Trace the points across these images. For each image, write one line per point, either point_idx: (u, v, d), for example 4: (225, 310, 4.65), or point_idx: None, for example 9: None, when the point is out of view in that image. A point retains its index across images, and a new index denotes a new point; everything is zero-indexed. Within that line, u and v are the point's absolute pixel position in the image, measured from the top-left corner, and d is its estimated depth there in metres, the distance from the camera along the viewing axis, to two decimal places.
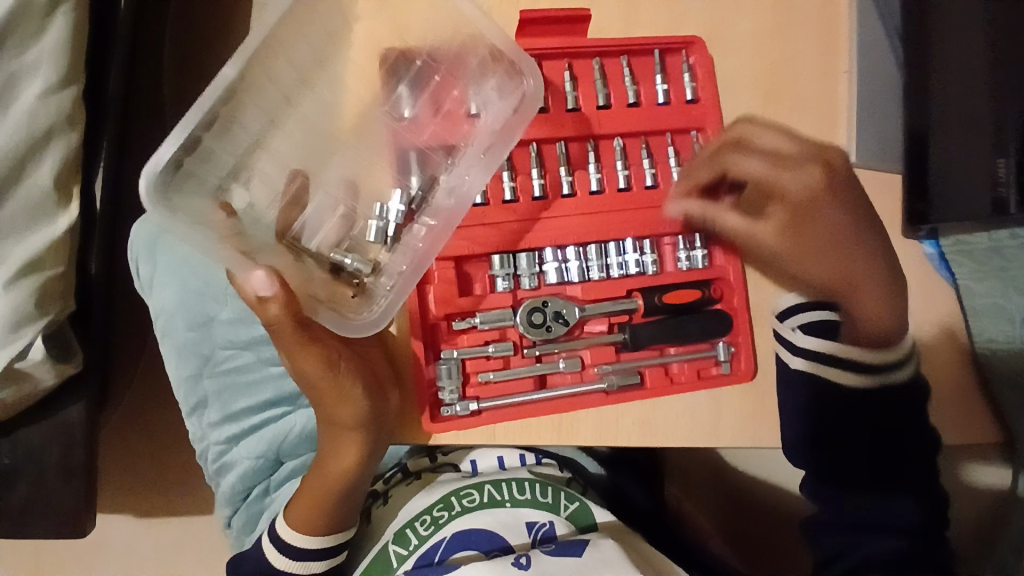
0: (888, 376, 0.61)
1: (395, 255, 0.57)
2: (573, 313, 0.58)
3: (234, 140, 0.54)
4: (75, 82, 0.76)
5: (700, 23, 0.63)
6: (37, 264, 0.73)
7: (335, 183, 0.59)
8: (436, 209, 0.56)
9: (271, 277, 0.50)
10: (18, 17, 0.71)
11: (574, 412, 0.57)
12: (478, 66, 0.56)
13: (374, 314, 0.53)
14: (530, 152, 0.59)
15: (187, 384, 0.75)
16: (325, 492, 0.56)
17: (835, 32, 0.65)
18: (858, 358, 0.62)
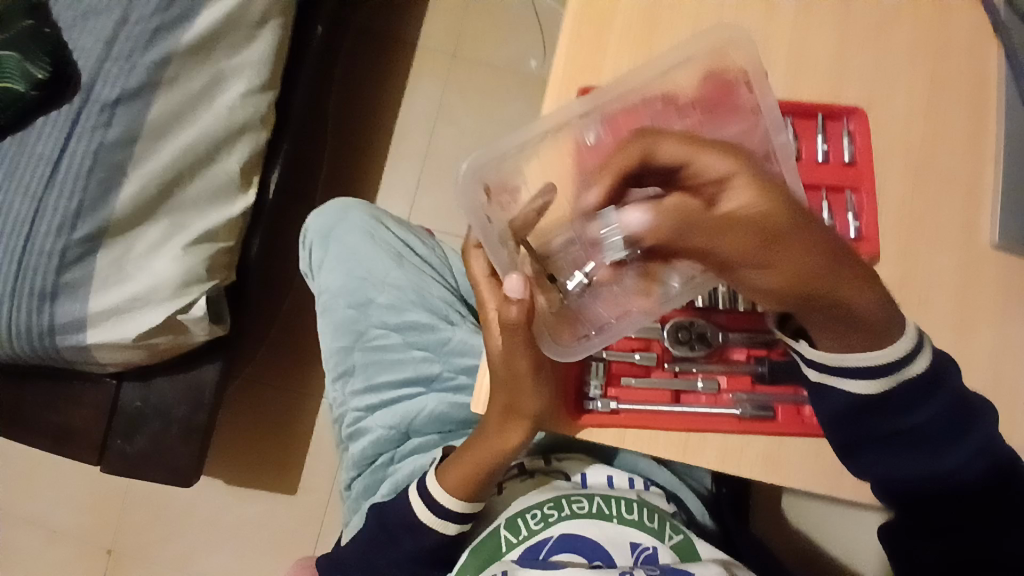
0: (906, 366, 0.52)
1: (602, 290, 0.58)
2: (717, 336, 0.62)
3: (516, 147, 0.56)
4: (269, 87, 1.03)
5: (861, 95, 0.68)
6: (213, 237, 0.99)
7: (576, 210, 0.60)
8: None
9: (523, 282, 0.54)
10: (234, 27, 0.97)
11: (703, 431, 0.61)
12: None
13: (584, 344, 0.57)
14: (819, 199, 0.65)
15: (339, 354, 0.85)
16: (481, 461, 0.65)
17: (988, 120, 0.69)
18: (870, 365, 0.52)
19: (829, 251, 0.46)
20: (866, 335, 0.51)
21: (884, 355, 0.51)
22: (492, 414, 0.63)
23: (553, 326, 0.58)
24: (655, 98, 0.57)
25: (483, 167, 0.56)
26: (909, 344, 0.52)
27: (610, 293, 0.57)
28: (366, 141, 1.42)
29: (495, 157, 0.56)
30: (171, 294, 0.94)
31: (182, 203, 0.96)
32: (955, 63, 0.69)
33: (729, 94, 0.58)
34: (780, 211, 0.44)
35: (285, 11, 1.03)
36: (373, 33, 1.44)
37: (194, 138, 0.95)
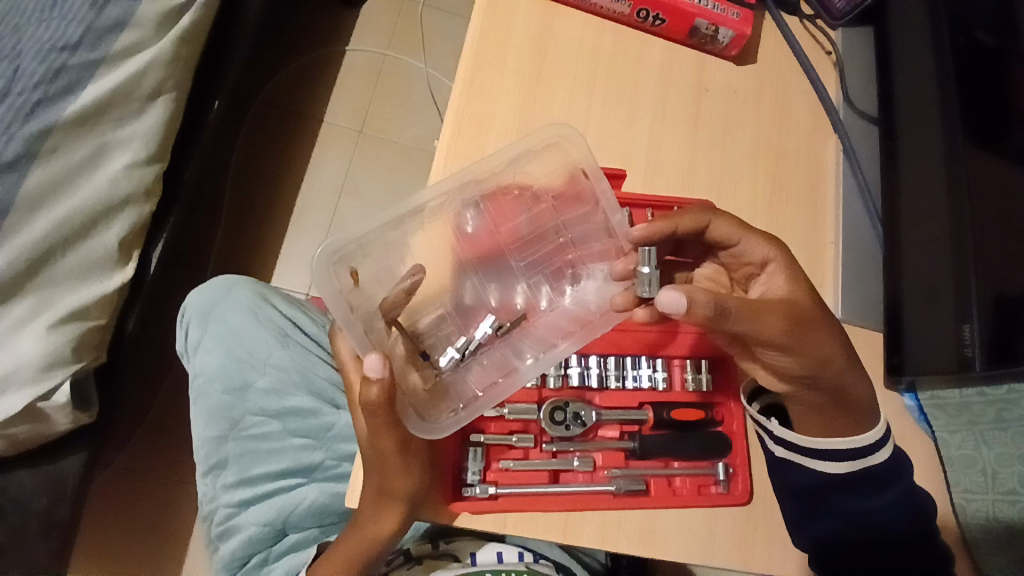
0: (868, 456, 0.63)
1: (473, 368, 0.61)
2: (591, 415, 0.63)
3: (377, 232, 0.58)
4: (158, 160, 1.00)
5: (712, 188, 0.76)
6: (82, 314, 0.92)
7: (443, 290, 0.64)
8: (532, 329, 0.63)
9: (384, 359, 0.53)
10: (124, 101, 0.94)
11: (582, 512, 0.61)
12: (598, 237, 0.64)
13: (450, 420, 0.56)
14: None
15: (211, 444, 0.79)
16: (356, 555, 0.61)
17: (826, 208, 0.78)
18: (836, 446, 0.62)
19: (836, 346, 0.62)
20: (849, 419, 0.63)
21: (853, 442, 0.62)
22: (364, 503, 0.58)
23: (421, 403, 0.58)
24: (511, 186, 0.62)
25: (342, 258, 0.57)
26: (876, 437, 0.62)
27: (480, 369, 0.61)
28: (265, 214, 1.38)
29: (355, 243, 0.58)
30: (33, 378, 0.86)
31: (55, 277, 0.89)
32: (794, 159, 0.78)
33: (576, 185, 0.63)
34: (807, 300, 0.62)
35: (179, 86, 1.01)
36: (276, 109, 1.45)
37: (72, 211, 0.89)
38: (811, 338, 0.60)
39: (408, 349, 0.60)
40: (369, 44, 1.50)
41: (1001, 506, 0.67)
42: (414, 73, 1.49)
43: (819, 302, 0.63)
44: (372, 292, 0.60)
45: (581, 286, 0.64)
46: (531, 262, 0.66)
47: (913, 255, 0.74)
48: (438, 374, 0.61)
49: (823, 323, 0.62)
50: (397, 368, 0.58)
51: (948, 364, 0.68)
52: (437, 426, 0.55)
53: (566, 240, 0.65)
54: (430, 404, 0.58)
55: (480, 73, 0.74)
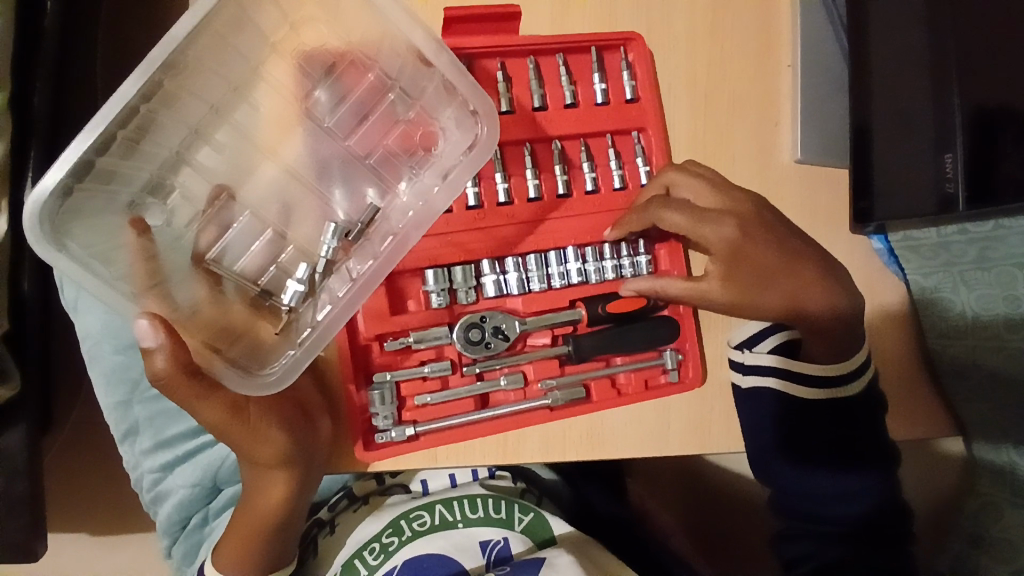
0: (842, 385, 0.60)
1: (326, 294, 0.52)
2: (513, 327, 0.55)
3: (147, 156, 0.48)
4: None
5: (638, 17, 0.60)
6: None
7: (267, 201, 0.53)
8: (384, 225, 0.52)
9: (154, 324, 0.44)
10: None
11: (518, 431, 0.55)
12: (428, 77, 0.49)
13: (281, 370, 0.47)
14: (552, 148, 0.58)
15: (117, 410, 0.71)
16: (255, 530, 0.53)
17: (779, 25, 0.64)
18: (811, 370, 0.60)
19: (814, 289, 0.57)
20: (826, 348, 0.60)
21: (833, 369, 0.59)
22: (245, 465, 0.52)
23: (261, 354, 0.49)
24: (325, 56, 0.50)
25: (82, 206, 0.45)
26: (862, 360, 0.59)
27: (332, 291, 0.51)
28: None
29: (93, 178, 0.45)
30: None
31: None
32: None
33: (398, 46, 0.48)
34: (760, 255, 0.56)
35: None
36: None
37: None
38: (771, 289, 0.57)
39: (238, 294, 0.51)
40: None
41: (985, 354, 0.62)
42: None
43: (776, 248, 0.56)
44: (179, 232, 0.50)
45: (433, 158, 0.51)
46: (374, 154, 0.53)
47: (885, 59, 0.58)
48: (289, 314, 0.51)
49: (793, 260, 0.57)
50: (233, 321, 0.50)
51: (926, 206, 0.56)
52: (261, 381, 0.46)
53: (410, 103, 0.51)
54: (274, 352, 0.49)
55: None
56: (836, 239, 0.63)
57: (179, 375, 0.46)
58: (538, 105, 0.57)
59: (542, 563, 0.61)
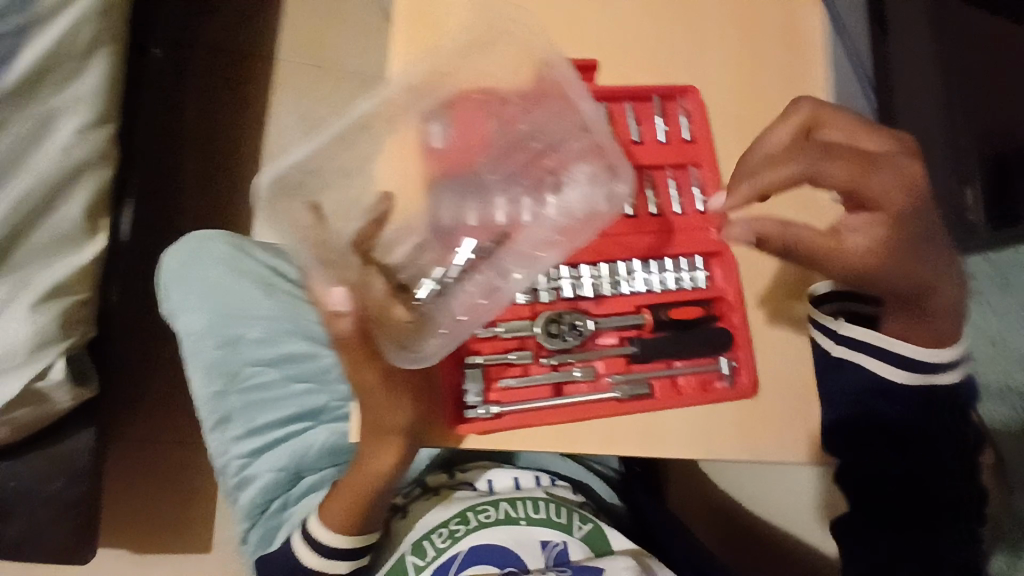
0: (936, 374, 0.61)
1: (455, 296, 0.59)
2: (587, 324, 0.63)
3: (339, 156, 0.56)
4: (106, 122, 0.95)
5: (695, 70, 0.71)
6: (64, 291, 0.92)
7: (421, 211, 0.59)
8: (514, 244, 0.59)
9: (347, 294, 0.54)
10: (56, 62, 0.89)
11: (588, 419, 0.61)
12: (574, 134, 0.59)
13: (430, 347, 0.56)
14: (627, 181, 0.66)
15: (212, 400, 0.78)
16: (358, 494, 0.62)
17: (816, 83, 0.74)
18: (916, 356, 0.60)
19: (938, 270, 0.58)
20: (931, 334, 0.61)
21: (935, 355, 0.60)
22: (363, 434, 0.60)
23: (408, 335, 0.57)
24: (478, 99, 0.59)
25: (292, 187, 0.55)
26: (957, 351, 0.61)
27: (465, 294, 0.59)
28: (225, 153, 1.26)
29: (307, 168, 0.55)
30: (24, 360, 0.87)
31: (23, 258, 0.88)
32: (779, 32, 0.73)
33: (543, 89, 0.58)
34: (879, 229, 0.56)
35: (114, 38, 0.95)
36: (227, 55, 1.35)
37: (33, 182, 0.88)
38: (908, 265, 0.57)
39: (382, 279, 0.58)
40: None
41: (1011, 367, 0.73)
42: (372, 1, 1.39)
43: (913, 228, 0.56)
44: (337, 227, 0.56)
45: (560, 194, 0.60)
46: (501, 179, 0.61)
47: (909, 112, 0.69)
48: (423, 306, 0.59)
49: (925, 239, 0.57)
50: (376, 302, 0.57)
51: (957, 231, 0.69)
52: (417, 356, 0.55)
53: (546, 151, 0.61)
54: (413, 334, 0.57)
55: None
56: None
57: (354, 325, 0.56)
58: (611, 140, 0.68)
59: (599, 574, 0.63)
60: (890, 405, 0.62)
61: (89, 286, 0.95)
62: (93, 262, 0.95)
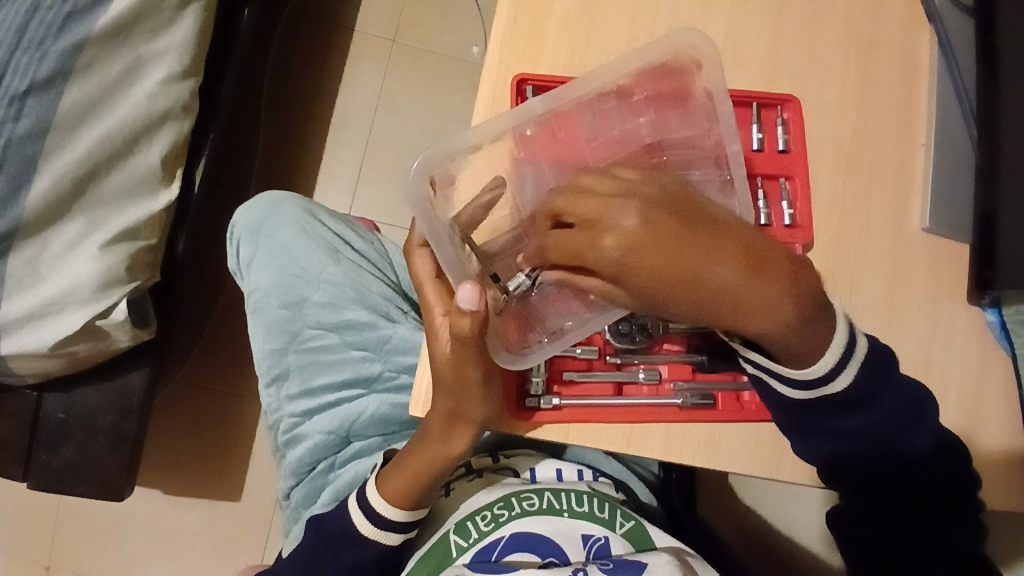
0: (826, 385, 0.54)
1: (547, 292, 0.56)
2: (658, 328, 0.61)
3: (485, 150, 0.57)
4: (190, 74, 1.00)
5: (795, 83, 0.70)
6: (133, 234, 0.96)
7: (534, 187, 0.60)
8: None
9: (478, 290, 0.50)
10: (155, 12, 0.92)
11: (648, 422, 0.61)
12: (701, 163, 0.59)
13: (537, 349, 0.56)
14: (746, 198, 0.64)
15: (273, 356, 0.81)
16: (418, 470, 0.62)
17: (918, 108, 0.72)
18: (794, 377, 0.53)
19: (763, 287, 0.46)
20: (791, 358, 0.51)
21: (799, 374, 0.53)
22: (434, 417, 0.60)
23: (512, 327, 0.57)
24: (611, 94, 0.58)
25: (439, 163, 0.56)
26: (833, 363, 0.52)
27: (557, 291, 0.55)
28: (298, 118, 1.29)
29: (454, 152, 0.56)
30: (88, 298, 0.90)
31: (101, 198, 0.92)
32: (885, 53, 0.72)
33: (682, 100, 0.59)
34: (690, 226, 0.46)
35: None
36: (310, 23, 1.38)
37: (118, 125, 0.91)
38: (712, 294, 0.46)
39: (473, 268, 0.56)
40: None
41: None
42: None
43: (670, 244, 0.45)
44: (444, 205, 0.57)
45: None
46: None
47: (1013, 152, 0.67)
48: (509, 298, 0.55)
49: (712, 253, 0.45)
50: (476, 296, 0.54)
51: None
52: (523, 355, 0.56)
53: None
54: (511, 329, 0.57)
55: None
56: (954, 306, 0.70)
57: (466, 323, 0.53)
58: None
59: (641, 569, 0.61)
60: (905, 444, 0.60)
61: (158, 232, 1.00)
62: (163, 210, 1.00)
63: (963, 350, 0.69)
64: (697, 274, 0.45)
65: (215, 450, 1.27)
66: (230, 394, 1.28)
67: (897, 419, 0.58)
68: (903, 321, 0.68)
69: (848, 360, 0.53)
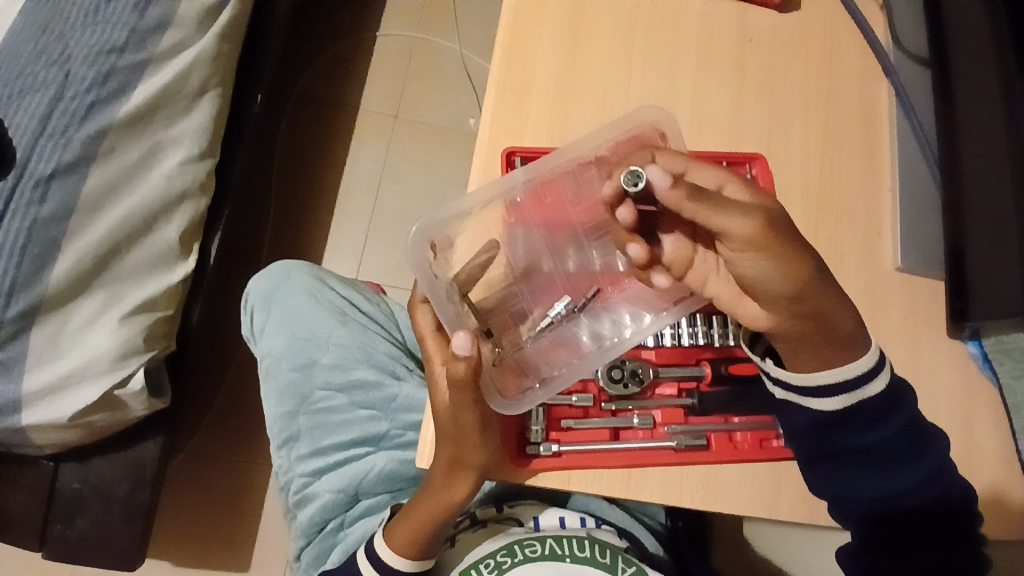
0: (861, 388, 0.58)
1: (539, 342, 0.64)
2: (648, 373, 0.65)
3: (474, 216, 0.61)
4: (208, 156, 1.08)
5: (761, 141, 0.75)
6: (151, 306, 1.00)
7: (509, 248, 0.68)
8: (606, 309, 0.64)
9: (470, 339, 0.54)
10: (171, 99, 1.02)
11: (644, 465, 0.63)
12: None
13: (528, 395, 0.59)
14: None
15: (283, 419, 0.84)
16: (421, 522, 0.64)
17: (880, 156, 0.77)
18: (833, 378, 0.57)
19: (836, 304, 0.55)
20: (830, 355, 0.57)
21: (839, 372, 0.57)
22: (438, 468, 0.62)
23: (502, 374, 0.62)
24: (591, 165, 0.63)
25: (435, 226, 0.59)
26: (865, 364, 0.57)
27: (546, 339, 0.64)
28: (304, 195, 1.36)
29: (447, 219, 0.60)
30: (107, 369, 0.94)
31: (120, 273, 0.97)
32: (844, 108, 0.78)
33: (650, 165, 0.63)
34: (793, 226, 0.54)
35: (223, 84, 1.10)
36: (316, 103, 1.48)
37: (139, 203, 0.98)
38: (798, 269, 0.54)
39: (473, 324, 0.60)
40: (404, 26, 1.51)
41: None
42: (448, 56, 1.50)
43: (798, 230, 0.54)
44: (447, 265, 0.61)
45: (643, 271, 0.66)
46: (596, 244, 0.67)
47: (974, 192, 0.71)
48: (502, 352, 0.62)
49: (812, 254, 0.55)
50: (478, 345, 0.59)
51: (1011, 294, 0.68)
52: (516, 402, 0.59)
53: None
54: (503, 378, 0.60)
55: (521, 46, 0.76)
56: (935, 340, 0.72)
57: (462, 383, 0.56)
58: None
59: None
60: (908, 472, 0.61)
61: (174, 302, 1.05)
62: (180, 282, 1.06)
63: (948, 380, 0.71)
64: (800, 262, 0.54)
65: (228, 517, 1.28)
66: (243, 460, 1.29)
67: (900, 446, 0.61)
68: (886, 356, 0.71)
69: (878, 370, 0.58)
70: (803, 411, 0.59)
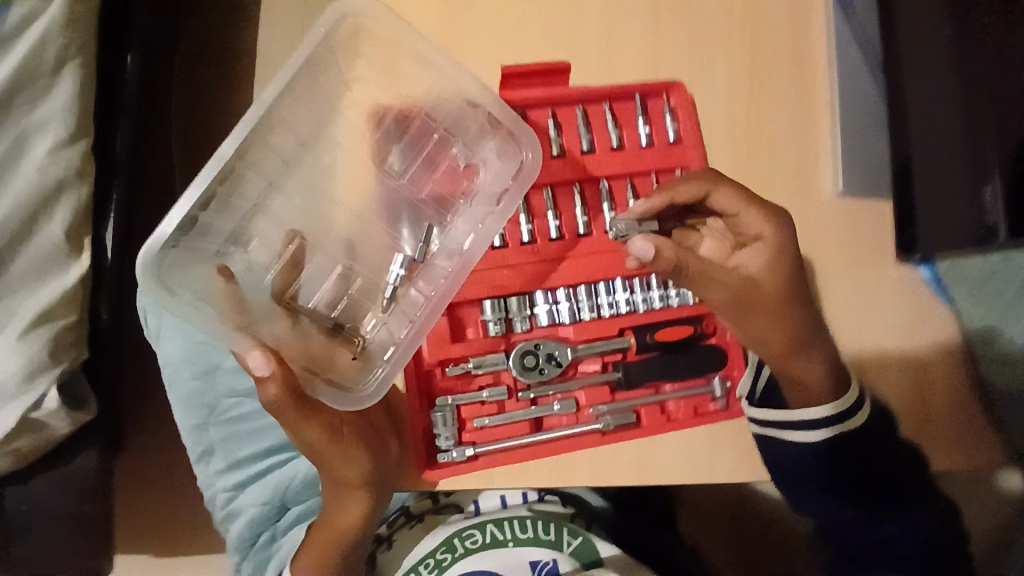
0: (842, 422, 0.61)
1: (392, 318, 0.60)
2: (565, 354, 0.59)
3: (235, 210, 0.58)
4: (85, 137, 0.77)
5: (680, 64, 0.65)
6: (50, 315, 0.75)
7: (335, 244, 0.62)
8: (444, 258, 0.60)
9: (266, 355, 0.50)
10: (27, 78, 0.72)
11: (570, 455, 0.57)
12: (502, 154, 0.59)
13: (372, 386, 0.53)
14: (573, 193, 0.63)
15: (193, 433, 0.76)
16: (333, 539, 0.59)
17: (817, 64, 0.67)
18: (813, 416, 0.60)
19: (806, 331, 0.60)
20: (805, 394, 0.61)
21: (824, 410, 0.60)
22: (341, 486, 0.56)
23: (346, 377, 0.57)
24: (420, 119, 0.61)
25: (196, 236, 0.55)
26: (846, 406, 0.60)
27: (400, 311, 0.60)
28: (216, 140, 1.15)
29: (193, 232, 0.54)
30: (18, 390, 0.73)
31: (7, 285, 0.73)
32: (776, 12, 0.67)
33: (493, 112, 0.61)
34: (778, 279, 0.59)
35: (87, 45, 0.77)
36: None
37: (12, 209, 0.73)
38: (772, 301, 0.59)
39: (314, 326, 0.59)
40: None
41: None
42: None
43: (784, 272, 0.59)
44: (256, 280, 0.59)
45: (465, 202, 0.62)
46: (425, 194, 0.63)
47: (915, 104, 0.63)
48: (362, 342, 0.59)
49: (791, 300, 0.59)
50: (315, 351, 0.58)
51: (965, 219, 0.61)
52: (360, 396, 0.52)
53: (470, 161, 0.62)
54: (355, 372, 0.57)
55: None
56: (883, 268, 0.66)
57: (289, 400, 0.52)
58: (557, 152, 0.62)
59: None
60: (882, 458, 0.62)
61: (80, 307, 0.78)
62: (79, 285, 0.78)
63: (903, 311, 0.65)
64: (771, 305, 0.59)
65: None
66: None
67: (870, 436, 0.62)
68: (829, 293, 0.64)
69: (846, 416, 0.60)
70: (785, 445, 0.60)
